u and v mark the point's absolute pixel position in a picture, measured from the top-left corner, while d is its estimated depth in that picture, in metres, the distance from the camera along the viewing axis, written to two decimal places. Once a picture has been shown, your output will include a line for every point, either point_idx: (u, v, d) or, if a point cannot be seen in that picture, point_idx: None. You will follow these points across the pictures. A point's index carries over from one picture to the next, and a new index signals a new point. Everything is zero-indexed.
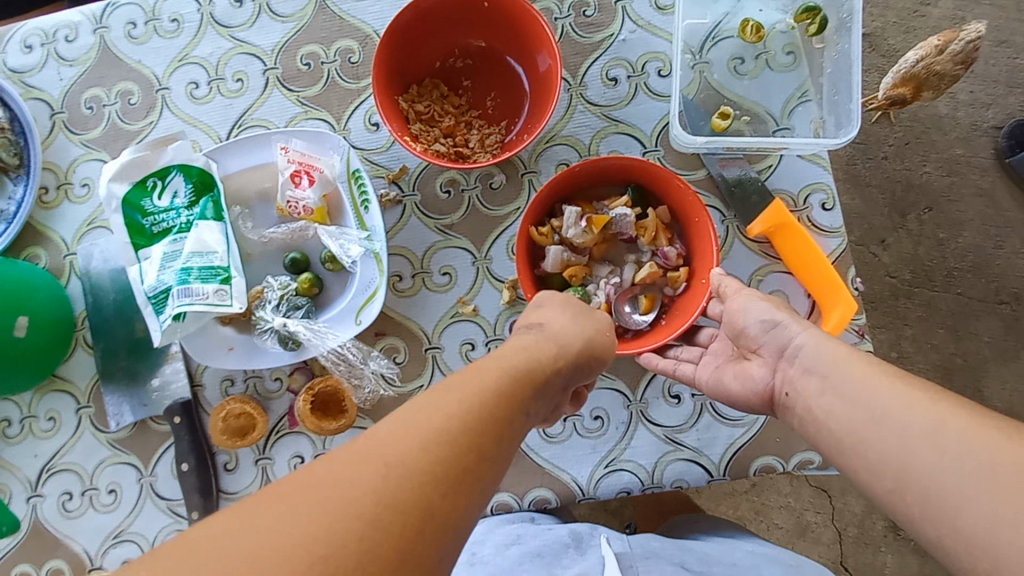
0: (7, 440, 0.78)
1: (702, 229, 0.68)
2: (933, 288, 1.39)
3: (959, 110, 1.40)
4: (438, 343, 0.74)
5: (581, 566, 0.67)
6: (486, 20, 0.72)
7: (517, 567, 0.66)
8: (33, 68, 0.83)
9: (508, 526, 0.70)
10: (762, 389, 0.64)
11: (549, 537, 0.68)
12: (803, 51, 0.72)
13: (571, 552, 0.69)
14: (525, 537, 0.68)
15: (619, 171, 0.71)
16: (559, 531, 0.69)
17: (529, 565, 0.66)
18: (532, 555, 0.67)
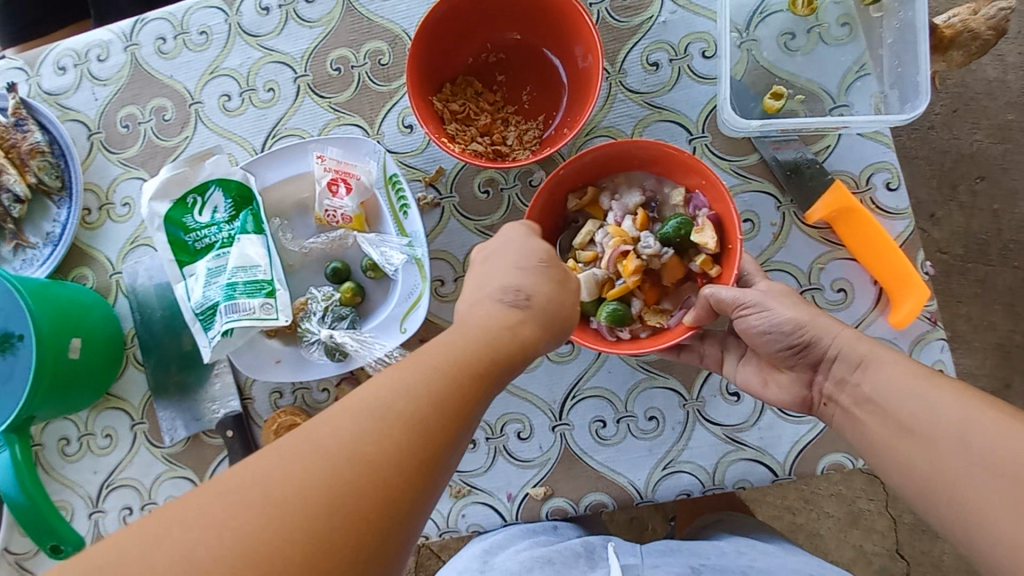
0: (66, 458, 0.80)
1: (722, 199, 0.62)
2: (989, 264, 1.31)
3: (1012, 72, 1.31)
4: None
5: None
6: (519, 11, 0.69)
7: (527, 574, 0.62)
8: (69, 89, 0.84)
9: (528, 537, 0.67)
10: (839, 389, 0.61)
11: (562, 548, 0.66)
12: (860, 22, 0.67)
13: (582, 562, 0.66)
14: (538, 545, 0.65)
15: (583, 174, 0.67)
16: (570, 541, 0.67)
17: (540, 572, 0.62)
18: (543, 561, 0.63)
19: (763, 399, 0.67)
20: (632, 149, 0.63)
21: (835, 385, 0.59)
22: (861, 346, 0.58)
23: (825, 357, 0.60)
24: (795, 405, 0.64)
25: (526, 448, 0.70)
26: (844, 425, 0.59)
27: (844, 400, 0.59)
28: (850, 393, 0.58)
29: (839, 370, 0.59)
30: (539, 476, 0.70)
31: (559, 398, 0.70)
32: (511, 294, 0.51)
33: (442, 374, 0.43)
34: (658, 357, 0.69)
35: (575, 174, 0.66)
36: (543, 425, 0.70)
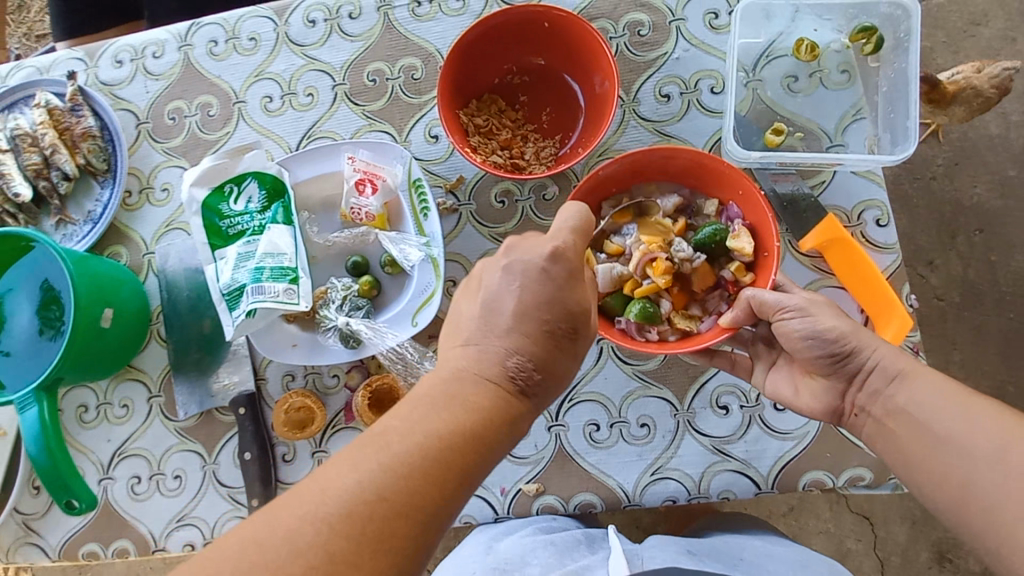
0: (83, 425, 0.83)
1: (759, 209, 0.66)
2: (984, 313, 1.35)
3: (1012, 130, 1.37)
4: None
5: (591, 562, 0.68)
6: (545, 39, 0.75)
7: (528, 555, 0.67)
8: (123, 81, 0.90)
9: (530, 524, 0.71)
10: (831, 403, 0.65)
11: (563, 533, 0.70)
12: (858, 70, 0.73)
13: (582, 548, 0.70)
14: (539, 528, 0.70)
15: (629, 173, 0.71)
16: (571, 528, 0.71)
17: (541, 553, 0.67)
18: (543, 543, 0.68)
19: (750, 413, 0.71)
20: (673, 155, 0.68)
21: (867, 396, 0.62)
22: (900, 360, 0.61)
23: (862, 369, 0.62)
24: (823, 414, 0.66)
25: (523, 445, 0.73)
26: (873, 437, 0.62)
27: (875, 411, 0.61)
28: (882, 404, 0.61)
29: (873, 381, 0.61)
30: (532, 473, 0.73)
31: (557, 400, 0.74)
32: (498, 340, 0.49)
33: (433, 443, 0.44)
34: (653, 367, 0.73)
35: (615, 176, 0.70)
36: (540, 425, 0.74)
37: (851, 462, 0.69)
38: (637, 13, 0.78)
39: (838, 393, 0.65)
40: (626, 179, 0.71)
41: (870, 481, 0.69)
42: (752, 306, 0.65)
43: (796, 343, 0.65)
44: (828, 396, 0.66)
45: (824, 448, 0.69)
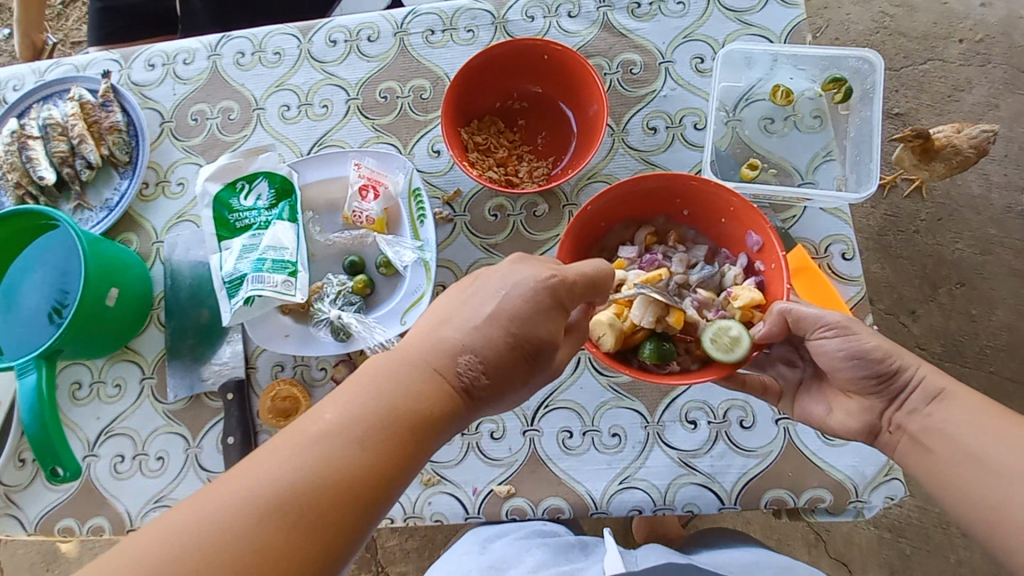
0: (75, 402, 0.86)
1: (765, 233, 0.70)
2: (966, 365, 1.37)
3: (994, 191, 1.43)
4: None
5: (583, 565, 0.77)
6: (544, 70, 0.82)
7: (524, 553, 0.75)
8: (153, 83, 0.97)
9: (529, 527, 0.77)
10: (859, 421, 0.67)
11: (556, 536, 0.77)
12: (829, 116, 0.80)
13: (576, 551, 0.79)
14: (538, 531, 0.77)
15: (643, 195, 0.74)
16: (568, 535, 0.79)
17: (537, 552, 0.75)
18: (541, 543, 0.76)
19: (717, 429, 0.74)
20: (689, 184, 0.71)
21: (905, 414, 0.64)
22: (941, 379, 0.63)
23: (906, 387, 0.64)
24: (857, 432, 0.67)
25: (497, 447, 0.76)
26: (908, 455, 0.63)
27: (911, 427, 0.63)
28: (920, 421, 0.62)
29: (913, 400, 0.63)
30: (504, 475, 0.75)
31: (533, 405, 0.77)
32: (443, 351, 0.50)
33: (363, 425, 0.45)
34: (627, 379, 0.77)
35: (633, 196, 0.73)
36: (515, 428, 0.76)
37: (813, 483, 0.71)
38: (630, 54, 0.85)
39: (876, 413, 0.66)
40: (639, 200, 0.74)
41: (830, 503, 0.71)
42: (786, 321, 0.67)
43: (836, 361, 0.66)
44: (863, 416, 0.67)
45: (786, 468, 0.72)
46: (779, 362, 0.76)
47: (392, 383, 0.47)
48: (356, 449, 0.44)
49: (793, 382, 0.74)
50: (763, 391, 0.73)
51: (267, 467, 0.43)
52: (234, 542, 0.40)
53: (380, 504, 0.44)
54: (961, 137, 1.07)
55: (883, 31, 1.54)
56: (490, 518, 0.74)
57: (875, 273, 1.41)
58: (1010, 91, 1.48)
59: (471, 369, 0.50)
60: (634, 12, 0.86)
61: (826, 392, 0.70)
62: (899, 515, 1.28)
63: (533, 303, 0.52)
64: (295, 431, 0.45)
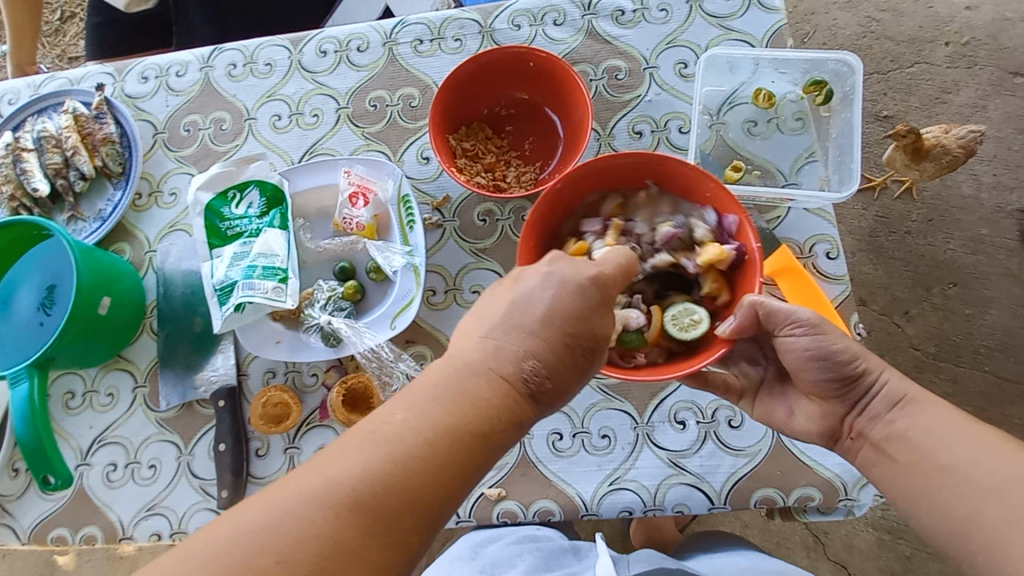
0: (68, 411, 0.86)
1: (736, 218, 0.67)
2: (960, 364, 1.37)
3: (984, 191, 1.44)
4: None
5: (575, 569, 0.78)
6: (530, 77, 0.84)
7: (516, 557, 0.76)
8: (146, 95, 0.99)
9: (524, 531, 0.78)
10: (829, 420, 0.67)
11: (550, 540, 0.79)
12: (812, 118, 0.81)
13: (569, 556, 0.79)
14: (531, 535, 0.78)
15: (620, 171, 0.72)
16: (560, 540, 0.80)
17: (529, 555, 0.76)
18: (534, 547, 0.77)
19: (706, 429, 0.75)
20: (666, 164, 0.69)
21: (866, 420, 0.64)
22: (903, 385, 0.64)
23: (869, 393, 0.65)
24: (818, 437, 0.68)
25: None
26: (872, 463, 0.64)
27: (874, 433, 0.64)
28: (882, 428, 0.63)
29: (875, 406, 0.64)
30: (495, 478, 0.75)
31: None
32: (506, 358, 0.49)
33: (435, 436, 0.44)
34: (616, 380, 0.77)
35: (609, 170, 0.71)
36: None
37: (801, 482, 0.72)
38: (615, 60, 0.87)
39: (837, 418, 0.67)
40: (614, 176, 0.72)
41: (820, 502, 0.71)
42: (756, 313, 0.66)
43: (801, 361, 0.67)
44: (825, 419, 0.68)
45: (775, 467, 0.72)
46: (742, 360, 0.76)
47: (451, 390, 0.46)
48: (430, 454, 0.43)
49: (755, 381, 0.74)
50: (726, 388, 0.73)
51: (328, 471, 0.42)
52: (317, 550, 0.39)
53: (442, 510, 0.44)
54: (949, 137, 1.08)
55: (870, 35, 1.56)
56: (481, 522, 0.74)
57: (868, 274, 1.42)
58: (997, 93, 1.50)
59: (535, 375, 0.49)
60: (619, 19, 0.88)
61: (790, 394, 0.71)
62: (897, 517, 1.27)
63: (585, 299, 0.51)
64: (353, 438, 0.44)
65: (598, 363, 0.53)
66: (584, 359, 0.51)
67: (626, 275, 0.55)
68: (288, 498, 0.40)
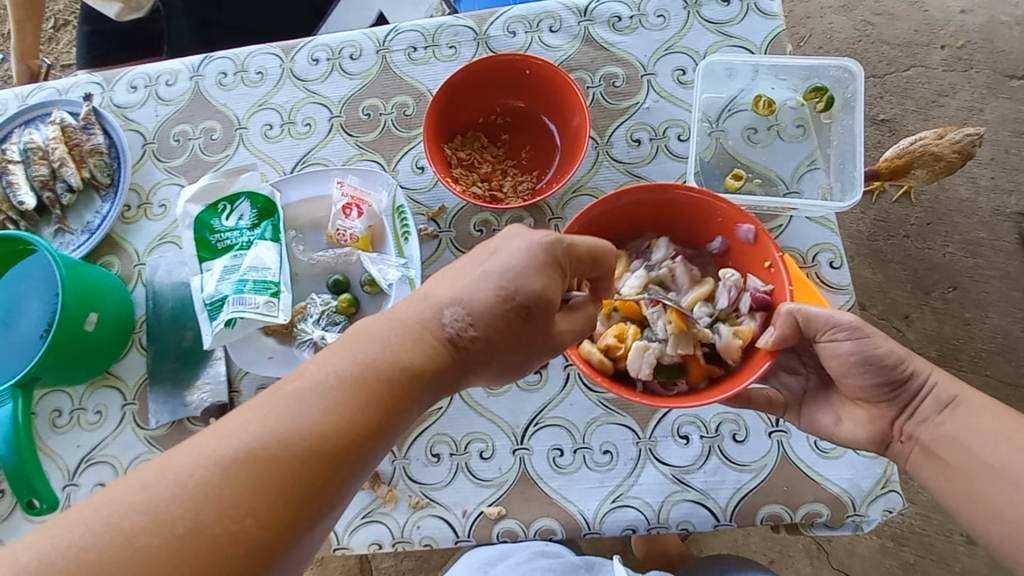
0: (55, 430, 0.84)
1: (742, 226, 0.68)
2: (961, 369, 1.36)
3: (982, 195, 1.44)
4: None
5: None
6: (525, 84, 0.82)
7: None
8: (135, 104, 0.97)
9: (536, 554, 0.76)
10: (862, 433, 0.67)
11: (561, 558, 0.78)
12: (812, 125, 0.80)
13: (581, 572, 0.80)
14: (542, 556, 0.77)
15: (626, 217, 0.72)
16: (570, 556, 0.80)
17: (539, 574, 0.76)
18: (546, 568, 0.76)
19: (710, 444, 0.73)
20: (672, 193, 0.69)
21: (916, 422, 0.64)
22: (953, 387, 0.64)
23: (918, 395, 0.64)
24: (869, 443, 0.67)
25: (486, 468, 0.74)
26: (922, 464, 0.64)
27: (924, 436, 0.64)
28: (931, 430, 0.63)
29: (925, 408, 0.64)
30: (494, 496, 0.73)
31: (522, 423, 0.75)
32: (417, 323, 0.50)
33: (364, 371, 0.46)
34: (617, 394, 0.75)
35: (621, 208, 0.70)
36: (504, 448, 0.75)
37: (809, 498, 0.70)
38: (613, 67, 0.85)
39: (887, 422, 0.66)
40: (622, 222, 0.73)
41: (828, 518, 0.70)
42: (797, 319, 0.65)
43: (847, 366, 0.65)
44: (874, 425, 0.66)
45: (782, 482, 0.71)
46: (780, 371, 0.75)
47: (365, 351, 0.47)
48: (359, 390, 0.45)
49: (797, 393, 0.73)
50: (769, 404, 0.72)
51: (226, 438, 0.41)
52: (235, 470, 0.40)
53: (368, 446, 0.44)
54: (944, 142, 1.08)
55: (865, 39, 1.55)
56: (480, 541, 0.72)
57: (867, 278, 1.41)
58: (992, 96, 1.50)
59: (457, 321, 0.50)
60: (615, 25, 0.87)
61: (835, 401, 0.70)
62: (900, 524, 1.26)
63: (523, 260, 0.52)
64: (258, 406, 0.43)
65: (535, 326, 0.53)
66: (517, 317, 0.52)
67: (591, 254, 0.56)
68: (185, 461, 0.40)
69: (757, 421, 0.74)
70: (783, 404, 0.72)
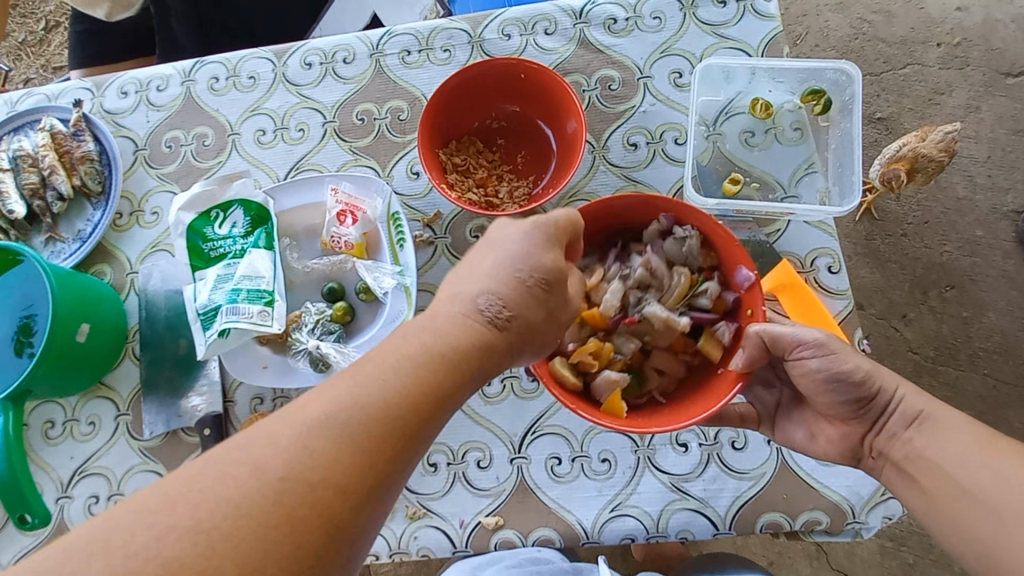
0: (47, 441, 0.83)
1: (731, 251, 0.67)
2: (959, 368, 1.35)
3: (978, 193, 1.43)
4: None
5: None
6: (520, 89, 0.81)
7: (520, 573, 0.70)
8: (126, 110, 0.96)
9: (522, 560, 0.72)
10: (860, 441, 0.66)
11: (549, 565, 0.74)
12: (810, 128, 0.79)
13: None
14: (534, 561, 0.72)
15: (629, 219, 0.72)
16: (556, 561, 0.75)
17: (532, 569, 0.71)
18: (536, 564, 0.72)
19: (708, 452, 0.73)
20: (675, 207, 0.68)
21: (885, 439, 0.63)
22: (920, 401, 0.63)
23: (886, 410, 0.64)
24: (840, 458, 0.67)
25: (484, 477, 0.73)
26: (894, 481, 0.63)
27: (894, 454, 0.63)
28: (902, 447, 0.62)
29: (892, 425, 0.63)
30: (492, 506, 0.73)
31: (520, 432, 0.75)
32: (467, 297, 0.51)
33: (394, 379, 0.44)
34: None
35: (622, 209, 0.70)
36: (502, 456, 0.74)
37: (808, 506, 0.70)
38: (609, 70, 0.85)
39: (857, 438, 0.66)
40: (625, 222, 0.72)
41: (827, 526, 0.69)
42: (765, 340, 0.65)
43: (817, 384, 0.66)
44: (844, 441, 0.67)
45: (780, 490, 0.71)
46: (757, 384, 0.76)
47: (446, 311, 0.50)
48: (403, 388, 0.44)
49: (770, 406, 0.73)
50: (741, 421, 0.71)
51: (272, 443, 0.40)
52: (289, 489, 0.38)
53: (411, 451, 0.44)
54: (927, 143, 1.05)
55: (862, 37, 1.54)
56: (479, 551, 0.72)
57: (865, 278, 1.40)
58: (989, 93, 1.49)
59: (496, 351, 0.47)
60: (611, 27, 0.86)
61: (807, 416, 0.70)
62: (900, 524, 1.25)
63: (526, 244, 0.55)
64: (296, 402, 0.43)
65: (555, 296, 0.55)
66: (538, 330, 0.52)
67: (570, 225, 0.59)
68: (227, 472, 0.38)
69: (756, 428, 0.73)
70: (756, 416, 0.72)
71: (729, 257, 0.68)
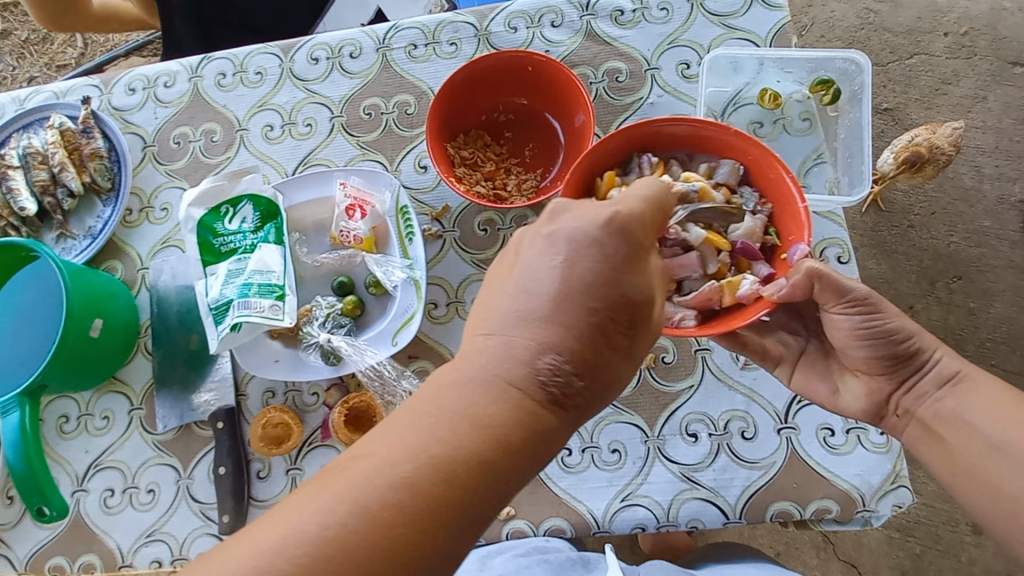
0: (62, 435, 0.84)
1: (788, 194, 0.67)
2: (967, 359, 1.35)
3: (986, 183, 1.43)
4: (460, 298, 0.82)
5: None
6: (528, 81, 0.81)
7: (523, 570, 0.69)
8: (134, 107, 0.96)
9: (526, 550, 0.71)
10: None
11: (558, 553, 0.72)
12: (819, 118, 0.79)
13: (578, 567, 0.74)
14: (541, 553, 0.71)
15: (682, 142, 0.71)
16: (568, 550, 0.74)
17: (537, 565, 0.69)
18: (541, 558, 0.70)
19: (719, 442, 0.73)
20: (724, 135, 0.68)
21: (914, 398, 0.64)
22: (956, 361, 0.64)
23: (919, 370, 0.65)
24: None
25: None
26: None
27: (921, 412, 0.64)
28: (930, 406, 0.64)
29: (924, 384, 0.64)
30: None
31: None
32: (518, 359, 0.42)
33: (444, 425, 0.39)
34: (626, 393, 0.75)
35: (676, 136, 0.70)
36: None
37: (818, 494, 0.70)
38: (616, 62, 0.84)
39: (883, 395, 0.66)
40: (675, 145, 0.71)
41: (837, 515, 0.70)
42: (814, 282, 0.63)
43: (849, 338, 0.65)
44: (871, 396, 0.67)
45: (791, 479, 0.71)
46: (779, 329, 0.74)
47: (412, 435, 0.39)
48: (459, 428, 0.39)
49: (794, 352, 0.72)
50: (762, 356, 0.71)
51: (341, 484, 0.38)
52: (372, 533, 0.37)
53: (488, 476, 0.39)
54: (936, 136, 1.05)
55: (868, 27, 1.53)
56: (490, 541, 0.73)
57: (871, 270, 1.39)
58: (997, 83, 1.48)
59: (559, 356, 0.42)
60: (617, 19, 0.86)
61: (835, 369, 0.70)
62: (907, 514, 1.25)
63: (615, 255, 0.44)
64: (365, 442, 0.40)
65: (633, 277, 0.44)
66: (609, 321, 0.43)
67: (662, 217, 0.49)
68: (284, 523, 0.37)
69: (765, 418, 0.73)
70: (777, 358, 0.72)
71: (784, 194, 0.67)
